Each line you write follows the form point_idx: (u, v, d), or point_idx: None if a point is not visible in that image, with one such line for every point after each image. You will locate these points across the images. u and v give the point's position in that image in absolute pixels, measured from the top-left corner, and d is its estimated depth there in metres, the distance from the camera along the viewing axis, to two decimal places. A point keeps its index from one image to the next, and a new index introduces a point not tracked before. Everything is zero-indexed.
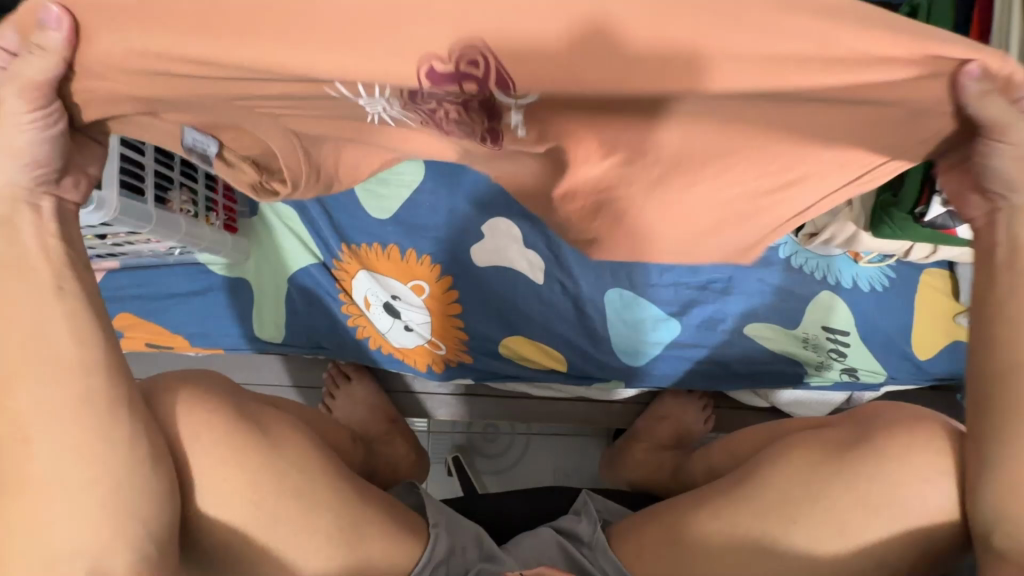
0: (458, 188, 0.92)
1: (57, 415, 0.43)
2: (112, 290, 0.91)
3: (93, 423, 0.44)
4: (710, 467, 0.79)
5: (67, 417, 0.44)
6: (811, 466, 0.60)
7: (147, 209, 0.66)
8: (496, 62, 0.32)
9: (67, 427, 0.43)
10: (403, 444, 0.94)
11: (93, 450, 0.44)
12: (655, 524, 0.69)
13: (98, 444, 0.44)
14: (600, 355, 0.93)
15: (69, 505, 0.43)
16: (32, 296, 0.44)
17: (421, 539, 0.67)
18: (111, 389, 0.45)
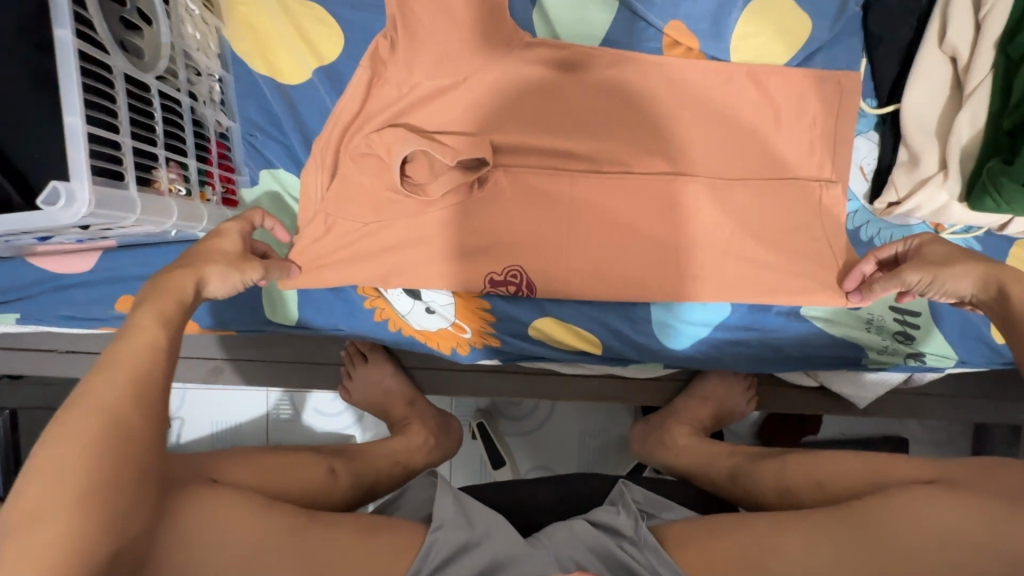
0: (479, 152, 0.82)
1: (66, 473, 0.46)
2: (110, 271, 0.83)
3: (95, 487, 0.47)
4: (784, 485, 0.73)
5: (71, 476, 0.46)
6: (941, 523, 0.58)
7: (130, 196, 0.58)
8: (526, 275, 0.82)
9: (62, 485, 0.46)
10: (419, 430, 0.94)
11: (85, 501, 0.46)
12: (725, 538, 0.66)
13: (91, 497, 0.46)
14: (639, 337, 0.86)
15: (43, 530, 0.44)
16: (100, 384, 0.50)
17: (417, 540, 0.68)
18: (116, 467, 0.48)
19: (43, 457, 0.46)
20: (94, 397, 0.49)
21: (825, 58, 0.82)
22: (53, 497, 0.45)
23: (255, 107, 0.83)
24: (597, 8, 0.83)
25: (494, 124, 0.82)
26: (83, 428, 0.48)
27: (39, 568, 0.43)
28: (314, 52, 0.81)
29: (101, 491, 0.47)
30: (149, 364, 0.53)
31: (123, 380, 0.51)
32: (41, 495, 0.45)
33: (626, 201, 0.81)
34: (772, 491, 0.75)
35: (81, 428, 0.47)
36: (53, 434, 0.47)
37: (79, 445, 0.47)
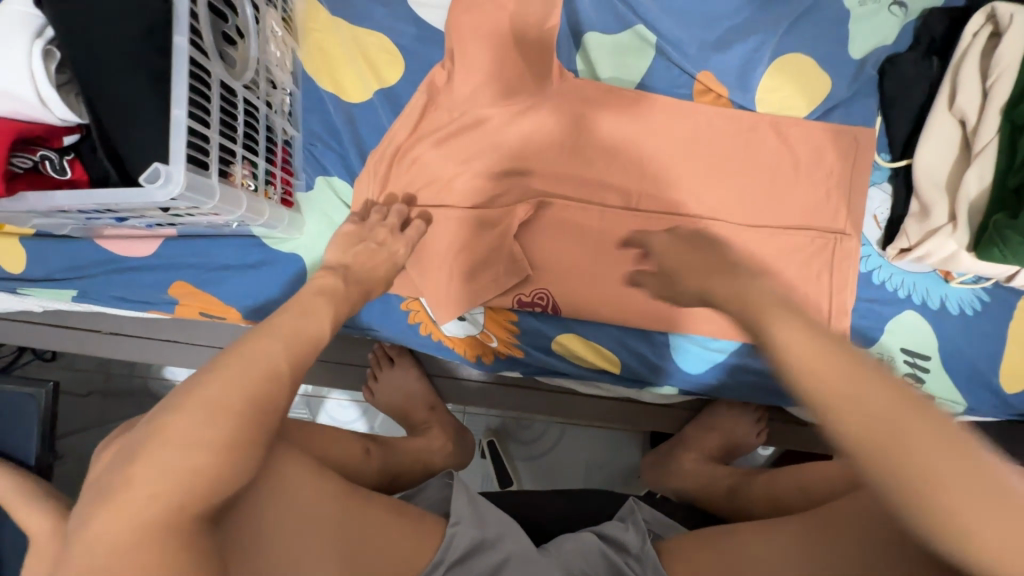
0: (518, 175, 0.90)
1: (209, 411, 0.44)
2: (167, 258, 0.89)
3: (239, 439, 0.44)
4: (774, 496, 0.75)
5: (212, 417, 0.43)
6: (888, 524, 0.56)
7: (211, 183, 0.64)
8: (552, 297, 0.88)
9: (207, 424, 0.43)
10: (438, 436, 0.97)
11: (228, 444, 0.43)
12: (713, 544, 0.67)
13: (233, 447, 0.44)
14: (657, 360, 0.89)
15: (181, 466, 0.41)
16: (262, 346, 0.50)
17: (439, 535, 0.71)
18: (259, 426, 0.46)
19: (157, 430, 0.42)
20: (234, 365, 0.47)
21: (843, 113, 0.89)
22: (204, 432, 0.43)
23: (318, 120, 0.91)
24: (635, 53, 0.91)
25: (535, 150, 0.90)
26: (214, 406, 0.44)
27: (160, 504, 0.40)
28: (377, 76, 0.90)
29: (235, 471, 0.44)
30: (304, 345, 0.54)
31: (282, 348, 0.51)
32: (188, 426, 0.43)
33: (648, 233, 0.89)
34: (762, 503, 0.76)
35: (227, 393, 0.45)
36: (218, 368, 0.47)
37: (241, 386, 0.46)
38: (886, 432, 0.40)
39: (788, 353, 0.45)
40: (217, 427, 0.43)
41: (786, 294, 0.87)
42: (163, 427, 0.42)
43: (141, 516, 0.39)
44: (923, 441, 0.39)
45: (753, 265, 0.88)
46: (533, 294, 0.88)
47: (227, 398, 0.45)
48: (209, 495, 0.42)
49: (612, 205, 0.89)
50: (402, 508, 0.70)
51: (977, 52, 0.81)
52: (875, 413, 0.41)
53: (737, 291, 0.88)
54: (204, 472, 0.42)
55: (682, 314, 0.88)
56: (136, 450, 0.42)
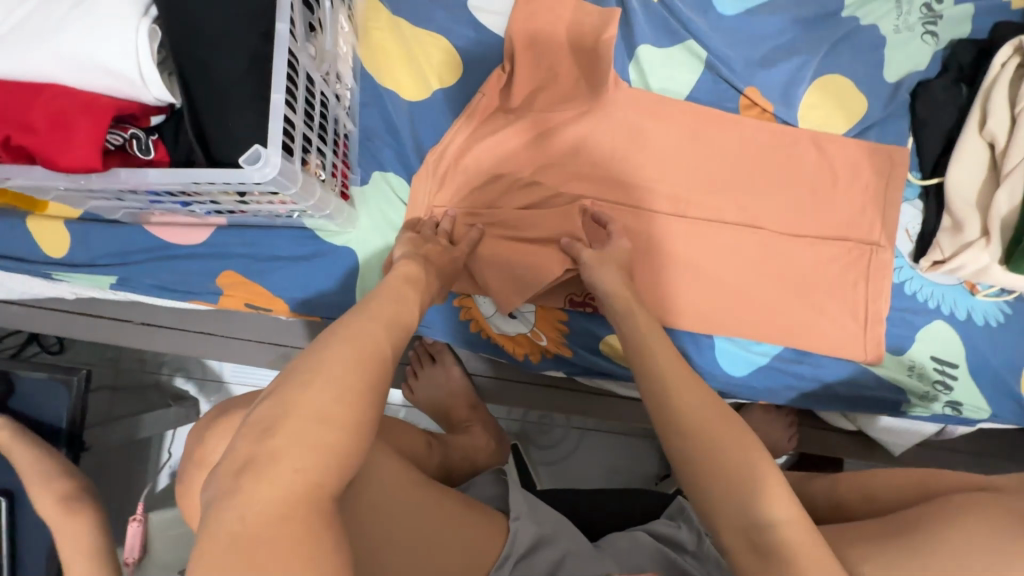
0: (571, 177, 0.92)
1: (337, 387, 0.47)
2: (217, 247, 0.88)
3: (362, 412, 0.47)
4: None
5: (341, 392, 0.47)
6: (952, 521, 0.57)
7: (296, 169, 0.64)
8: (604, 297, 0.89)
9: (334, 397, 0.46)
10: (481, 434, 0.97)
11: (354, 418, 0.47)
12: None
13: (359, 420, 0.47)
14: (702, 362, 0.91)
15: (318, 436, 0.44)
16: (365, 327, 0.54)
17: (503, 531, 0.72)
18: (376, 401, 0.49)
19: (293, 401, 0.45)
20: (350, 341, 0.51)
21: (877, 133, 0.95)
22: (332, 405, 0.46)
23: (376, 116, 0.92)
24: (685, 66, 0.95)
25: (588, 155, 0.93)
26: (342, 383, 0.47)
27: (305, 472, 0.43)
28: (436, 76, 0.92)
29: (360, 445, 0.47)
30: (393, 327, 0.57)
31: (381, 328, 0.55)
32: (319, 399, 0.46)
33: (695, 238, 0.92)
34: None
35: (346, 368, 0.48)
36: (335, 346, 0.50)
37: (359, 363, 0.49)
38: (709, 454, 0.56)
39: (676, 410, 0.60)
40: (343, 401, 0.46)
41: (825, 300, 0.91)
42: (297, 402, 0.45)
43: (288, 484, 0.42)
44: (742, 463, 0.55)
45: (794, 272, 0.92)
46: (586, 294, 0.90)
47: (348, 374, 0.48)
48: (345, 469, 0.45)
49: (661, 210, 0.92)
50: (468, 503, 0.72)
51: (1006, 80, 0.87)
52: (712, 445, 0.57)
53: (779, 296, 0.91)
54: (338, 447, 0.45)
55: (727, 317, 0.90)
56: (274, 423, 0.45)
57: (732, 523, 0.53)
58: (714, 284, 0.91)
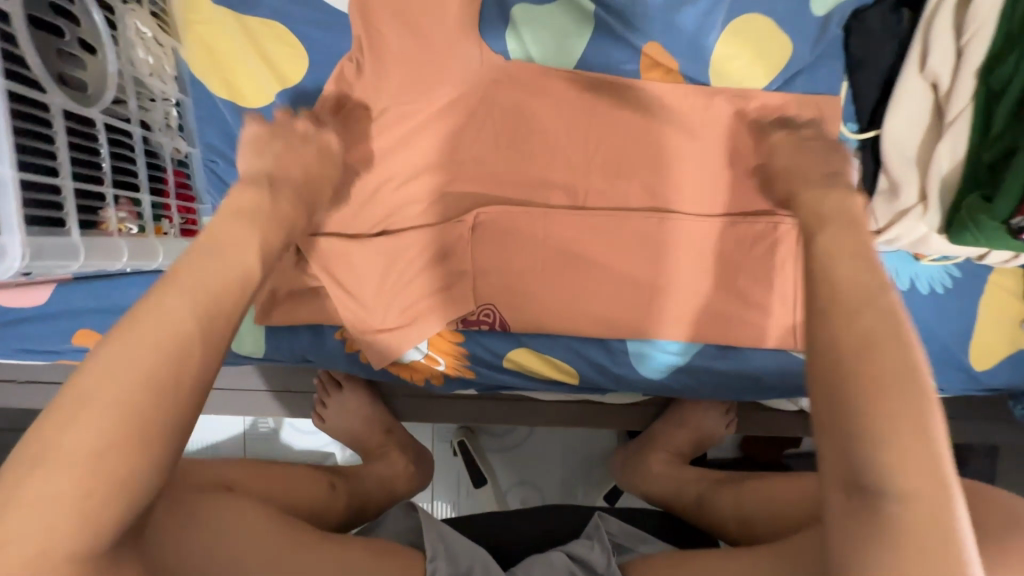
0: (450, 176, 0.80)
1: (143, 337, 0.41)
2: (67, 302, 0.80)
3: (168, 378, 0.41)
4: (744, 513, 0.72)
5: (146, 343, 0.41)
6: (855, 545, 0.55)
7: (72, 243, 0.55)
8: (499, 312, 0.81)
9: (138, 349, 0.41)
10: (399, 458, 0.92)
11: (162, 375, 0.41)
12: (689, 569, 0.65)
13: (168, 377, 0.41)
14: (616, 368, 0.83)
15: (114, 392, 0.40)
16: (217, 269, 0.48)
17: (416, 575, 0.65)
18: (195, 362, 0.43)
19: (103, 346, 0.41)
20: (183, 288, 0.45)
21: (805, 81, 0.80)
22: (136, 355, 0.41)
23: (215, 131, 0.79)
24: (572, 26, 0.79)
25: (468, 149, 0.80)
26: (159, 327, 0.42)
27: (96, 430, 0.38)
28: (278, 75, 0.78)
29: (169, 406, 0.41)
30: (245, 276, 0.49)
31: (207, 290, 0.46)
32: (123, 348, 0.41)
33: (598, 232, 0.81)
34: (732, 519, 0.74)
35: (170, 312, 0.43)
36: (165, 290, 0.44)
37: (187, 309, 0.44)
38: (835, 382, 0.44)
39: (831, 341, 0.46)
40: (145, 354, 0.41)
41: (748, 287, 0.81)
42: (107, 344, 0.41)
43: (89, 434, 0.38)
44: (879, 404, 0.42)
45: (711, 259, 0.81)
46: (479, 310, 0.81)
47: (160, 327, 0.42)
48: (158, 426, 0.40)
49: (557, 204, 0.81)
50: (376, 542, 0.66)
51: (951, 3, 0.71)
52: (847, 373, 0.44)
53: (697, 288, 0.81)
54: (143, 400, 0.40)
55: (638, 319, 0.81)
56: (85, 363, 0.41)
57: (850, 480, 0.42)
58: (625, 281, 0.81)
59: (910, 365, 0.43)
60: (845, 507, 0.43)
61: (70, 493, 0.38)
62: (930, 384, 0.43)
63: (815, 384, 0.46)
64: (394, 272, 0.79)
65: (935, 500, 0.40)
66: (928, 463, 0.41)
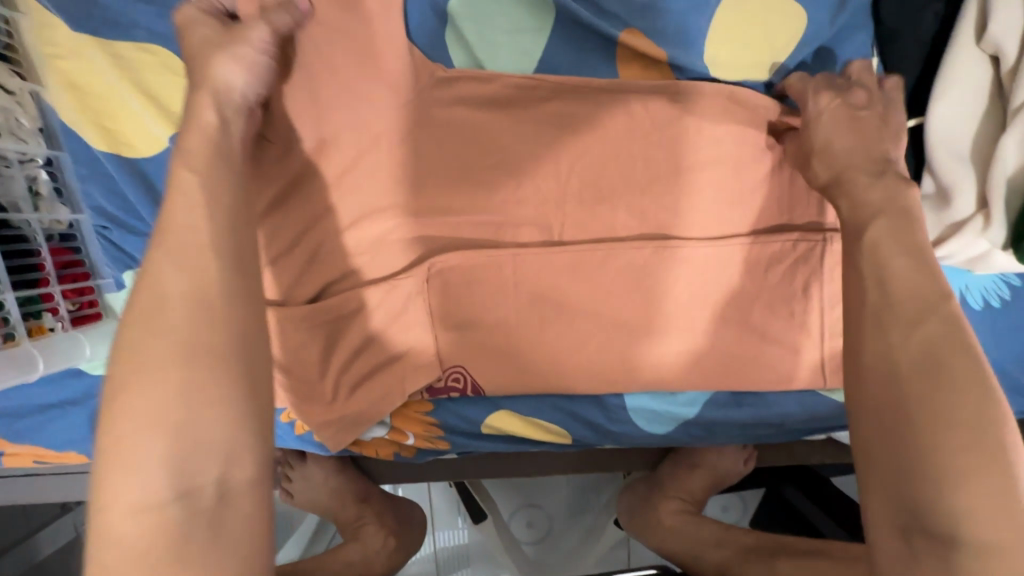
0: (395, 220, 0.66)
1: (162, 326, 0.40)
2: None
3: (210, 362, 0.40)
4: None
5: (176, 324, 0.40)
6: None
7: None
8: (470, 375, 0.69)
9: (167, 333, 0.40)
10: (376, 533, 0.82)
11: (192, 360, 0.39)
12: None
13: (189, 363, 0.39)
14: (612, 426, 0.71)
15: (157, 385, 0.38)
16: (178, 240, 0.43)
17: None
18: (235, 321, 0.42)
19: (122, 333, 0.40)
20: (177, 252, 0.42)
21: (823, 63, 0.64)
22: (162, 345, 0.39)
23: (103, 190, 0.65)
24: (527, 21, 0.64)
25: (414, 184, 0.65)
26: (163, 325, 0.40)
27: (149, 419, 0.37)
28: (166, 115, 0.63)
29: (218, 390, 0.39)
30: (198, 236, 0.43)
31: (188, 263, 0.42)
32: (147, 335, 0.39)
33: (580, 273, 0.67)
34: None
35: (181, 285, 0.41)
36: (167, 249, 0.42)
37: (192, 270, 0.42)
38: (893, 400, 0.40)
39: (889, 350, 0.42)
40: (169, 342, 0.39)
41: (765, 323, 0.67)
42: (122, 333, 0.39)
43: (143, 429, 0.37)
44: (933, 416, 0.38)
45: (718, 293, 0.67)
46: (447, 375, 0.69)
47: (174, 315, 0.40)
48: (213, 424, 0.39)
49: (530, 242, 0.67)
50: None
51: None
52: (907, 390, 0.40)
53: (704, 329, 0.67)
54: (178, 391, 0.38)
55: (635, 370, 0.68)
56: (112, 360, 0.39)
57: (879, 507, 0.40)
58: (617, 328, 0.67)
59: (986, 379, 0.39)
60: (902, 552, 0.38)
61: (144, 506, 0.36)
62: (1006, 413, 0.38)
63: (868, 406, 0.42)
64: (341, 343, 0.67)
65: None
66: (1007, 491, 0.36)
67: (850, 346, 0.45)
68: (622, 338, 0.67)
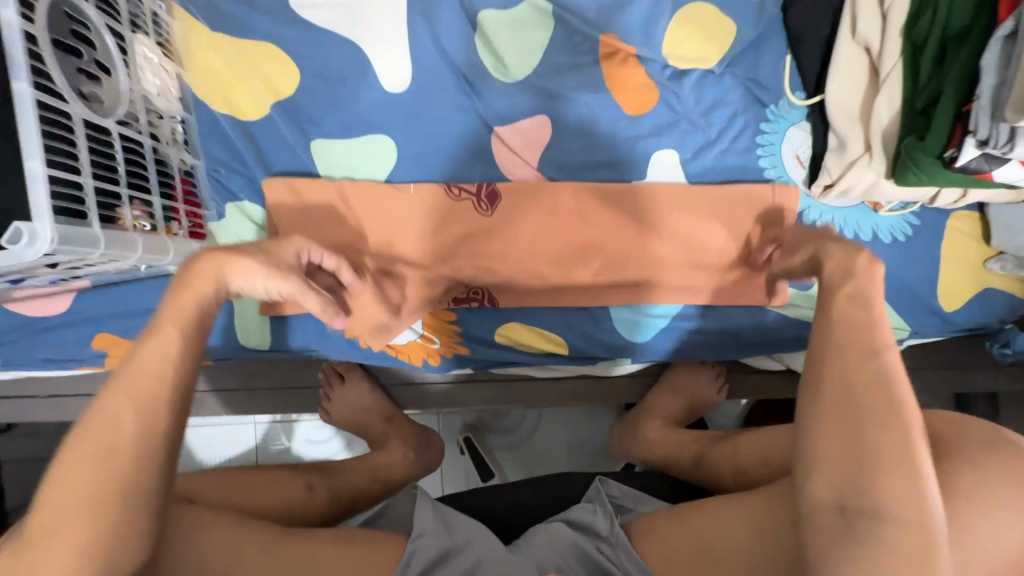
0: (432, 170, 0.87)
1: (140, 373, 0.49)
2: (87, 311, 0.86)
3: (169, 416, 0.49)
4: (739, 465, 0.76)
5: (147, 370, 0.49)
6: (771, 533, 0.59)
7: (94, 233, 0.61)
8: (488, 289, 0.86)
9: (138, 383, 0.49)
10: (397, 447, 0.95)
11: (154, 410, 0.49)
12: (682, 530, 0.69)
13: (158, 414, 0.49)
14: (601, 335, 0.88)
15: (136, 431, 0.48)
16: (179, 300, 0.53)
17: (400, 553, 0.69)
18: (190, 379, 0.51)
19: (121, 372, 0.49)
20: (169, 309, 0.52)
21: (750, 57, 0.87)
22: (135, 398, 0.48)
23: (218, 145, 0.87)
24: (535, 26, 0.86)
25: (448, 142, 0.87)
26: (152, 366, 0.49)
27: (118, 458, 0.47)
28: (270, 88, 0.85)
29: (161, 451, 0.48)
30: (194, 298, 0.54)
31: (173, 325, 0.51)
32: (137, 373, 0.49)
33: (575, 208, 0.85)
34: (728, 472, 0.78)
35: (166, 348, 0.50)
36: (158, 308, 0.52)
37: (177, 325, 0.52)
38: (848, 412, 0.47)
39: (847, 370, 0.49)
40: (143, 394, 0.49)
41: (721, 248, 0.86)
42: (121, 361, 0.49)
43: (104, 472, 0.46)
44: (872, 427, 0.46)
45: (685, 223, 0.85)
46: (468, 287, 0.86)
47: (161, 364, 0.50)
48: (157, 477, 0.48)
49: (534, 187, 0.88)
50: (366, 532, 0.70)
51: None
52: (861, 404, 0.47)
53: (674, 251, 0.85)
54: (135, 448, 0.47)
55: (618, 285, 0.86)
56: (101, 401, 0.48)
57: (815, 490, 0.47)
58: (604, 252, 0.86)
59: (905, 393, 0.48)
60: (835, 527, 0.46)
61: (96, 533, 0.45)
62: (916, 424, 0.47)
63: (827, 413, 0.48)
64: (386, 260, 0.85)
65: (923, 535, 0.44)
66: (911, 484, 0.44)
67: (809, 355, 0.52)
68: (608, 260, 0.85)
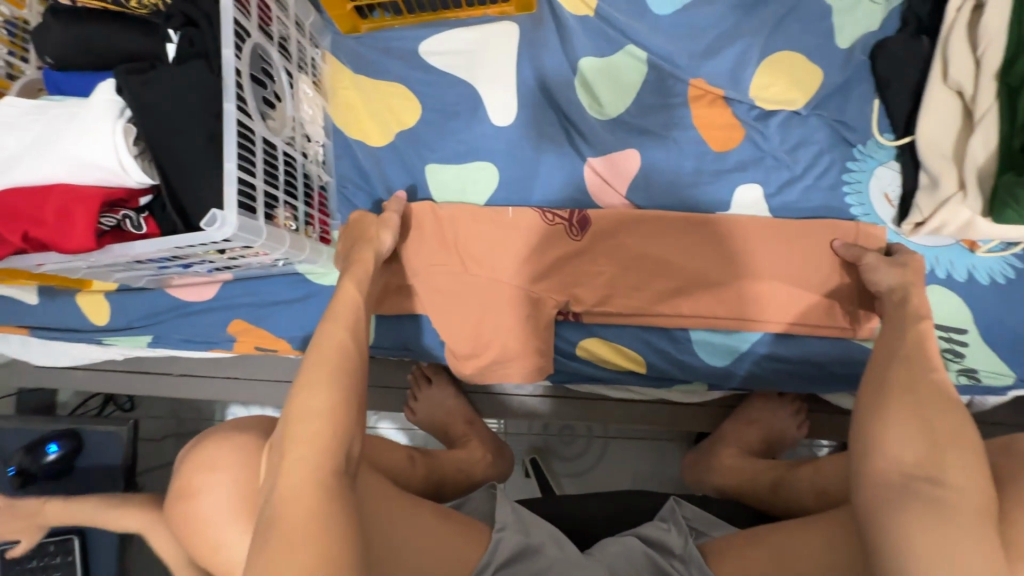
0: (529, 194, 0.97)
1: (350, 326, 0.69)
2: (228, 299, 1.01)
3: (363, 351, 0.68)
4: (822, 487, 0.77)
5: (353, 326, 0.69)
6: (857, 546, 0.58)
7: (258, 224, 0.74)
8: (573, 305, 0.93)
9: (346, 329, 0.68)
10: (477, 446, 1.01)
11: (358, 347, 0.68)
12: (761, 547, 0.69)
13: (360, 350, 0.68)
14: (681, 355, 0.92)
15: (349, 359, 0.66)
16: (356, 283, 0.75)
17: (483, 543, 0.72)
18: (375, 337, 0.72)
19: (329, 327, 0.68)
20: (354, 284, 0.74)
21: (837, 101, 0.91)
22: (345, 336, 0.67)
23: (349, 166, 1.01)
24: (631, 72, 0.96)
25: (546, 170, 0.97)
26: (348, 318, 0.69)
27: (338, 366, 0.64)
28: (397, 120, 1.00)
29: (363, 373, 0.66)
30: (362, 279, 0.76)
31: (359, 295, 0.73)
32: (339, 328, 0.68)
33: (660, 233, 0.91)
34: (811, 495, 0.78)
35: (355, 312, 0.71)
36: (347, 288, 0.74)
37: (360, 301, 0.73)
38: (905, 401, 0.61)
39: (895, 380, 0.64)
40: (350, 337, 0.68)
41: (805, 279, 0.88)
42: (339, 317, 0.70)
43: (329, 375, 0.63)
44: (933, 412, 0.58)
45: (769, 253, 0.88)
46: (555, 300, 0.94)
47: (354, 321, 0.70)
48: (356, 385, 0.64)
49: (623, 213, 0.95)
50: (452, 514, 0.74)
51: (963, 24, 0.82)
52: (917, 397, 0.60)
53: (757, 279, 0.88)
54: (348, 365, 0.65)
55: (700, 308, 0.89)
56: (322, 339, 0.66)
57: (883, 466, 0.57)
58: (687, 276, 0.90)
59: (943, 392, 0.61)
60: (907, 496, 0.54)
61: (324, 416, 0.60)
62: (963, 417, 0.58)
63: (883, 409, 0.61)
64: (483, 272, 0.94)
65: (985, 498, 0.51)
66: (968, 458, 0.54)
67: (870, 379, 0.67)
68: (691, 283, 0.90)
